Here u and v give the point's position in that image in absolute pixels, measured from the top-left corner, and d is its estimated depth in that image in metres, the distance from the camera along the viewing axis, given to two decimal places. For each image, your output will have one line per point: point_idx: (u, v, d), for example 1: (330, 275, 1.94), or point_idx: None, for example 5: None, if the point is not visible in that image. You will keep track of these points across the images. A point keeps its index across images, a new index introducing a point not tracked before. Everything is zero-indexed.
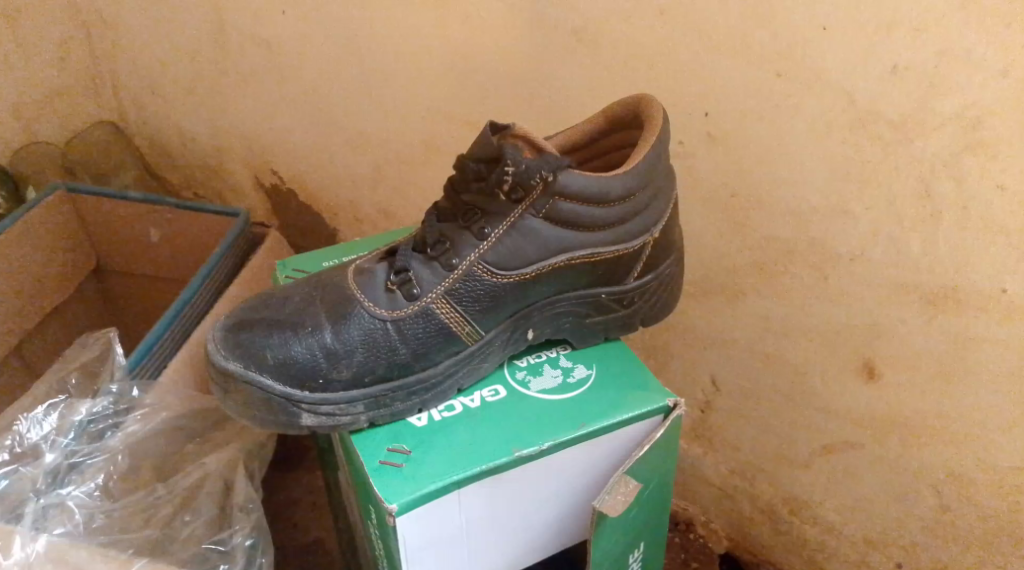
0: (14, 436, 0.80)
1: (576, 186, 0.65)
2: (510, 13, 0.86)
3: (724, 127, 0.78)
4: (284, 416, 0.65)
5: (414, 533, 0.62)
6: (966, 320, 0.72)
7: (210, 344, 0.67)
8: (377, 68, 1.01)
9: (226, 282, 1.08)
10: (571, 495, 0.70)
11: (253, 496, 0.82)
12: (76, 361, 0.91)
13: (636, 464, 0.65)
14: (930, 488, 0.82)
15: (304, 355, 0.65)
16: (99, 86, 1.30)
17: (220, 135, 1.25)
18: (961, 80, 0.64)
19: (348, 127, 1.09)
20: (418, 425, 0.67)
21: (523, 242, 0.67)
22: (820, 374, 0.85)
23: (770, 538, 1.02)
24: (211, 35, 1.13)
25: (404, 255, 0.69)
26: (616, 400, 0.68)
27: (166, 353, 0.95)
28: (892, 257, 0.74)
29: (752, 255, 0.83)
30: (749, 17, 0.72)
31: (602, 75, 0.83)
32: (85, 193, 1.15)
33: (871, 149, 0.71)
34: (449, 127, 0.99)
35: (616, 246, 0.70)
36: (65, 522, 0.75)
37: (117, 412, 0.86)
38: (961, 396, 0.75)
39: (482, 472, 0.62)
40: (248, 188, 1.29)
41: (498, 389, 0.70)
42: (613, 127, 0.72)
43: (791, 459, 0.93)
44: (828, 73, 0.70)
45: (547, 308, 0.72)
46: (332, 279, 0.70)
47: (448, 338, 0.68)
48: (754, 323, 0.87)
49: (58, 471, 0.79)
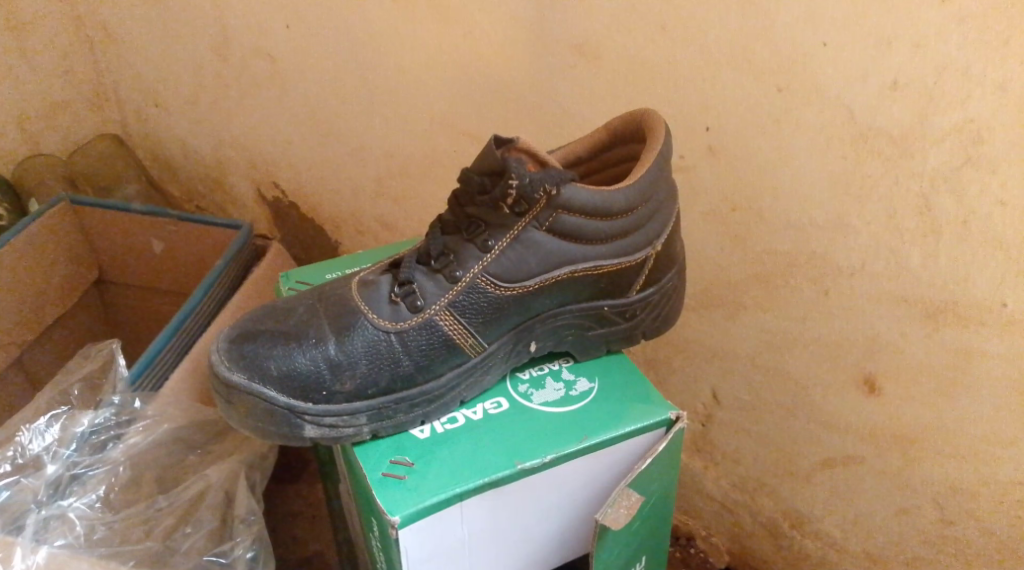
0: (16, 447, 0.80)
1: (578, 199, 0.66)
2: (512, 28, 0.87)
3: (724, 141, 0.79)
4: (287, 428, 0.66)
5: (416, 545, 0.62)
6: (967, 333, 0.72)
7: (214, 355, 0.67)
8: (380, 81, 1.01)
9: (228, 294, 1.08)
10: (574, 508, 0.70)
11: (254, 508, 0.81)
12: (79, 372, 0.90)
13: (638, 477, 0.65)
14: (932, 503, 0.81)
15: (308, 366, 0.66)
16: (102, 99, 1.31)
17: (223, 147, 1.25)
18: (960, 96, 0.65)
19: (350, 140, 1.10)
20: (420, 437, 0.67)
21: (527, 255, 0.68)
22: (821, 387, 0.85)
23: (771, 552, 1.02)
24: (214, 49, 1.14)
25: (408, 267, 0.69)
26: (618, 413, 0.68)
27: (167, 364, 0.95)
28: (893, 271, 0.74)
29: (752, 268, 0.83)
30: (749, 33, 0.73)
31: (603, 89, 0.84)
32: (87, 205, 1.15)
33: (871, 163, 0.71)
34: (451, 140, 1.00)
35: (619, 259, 0.71)
36: (65, 534, 0.75)
37: (118, 423, 0.86)
38: (962, 410, 0.75)
39: (484, 484, 0.62)
40: (249, 201, 1.29)
41: (501, 402, 0.71)
42: (615, 141, 0.73)
43: (792, 473, 0.93)
44: (827, 88, 0.71)
45: (550, 320, 0.72)
46: (335, 291, 0.71)
47: (451, 350, 0.68)
48: (754, 336, 0.87)
49: (59, 483, 0.79)
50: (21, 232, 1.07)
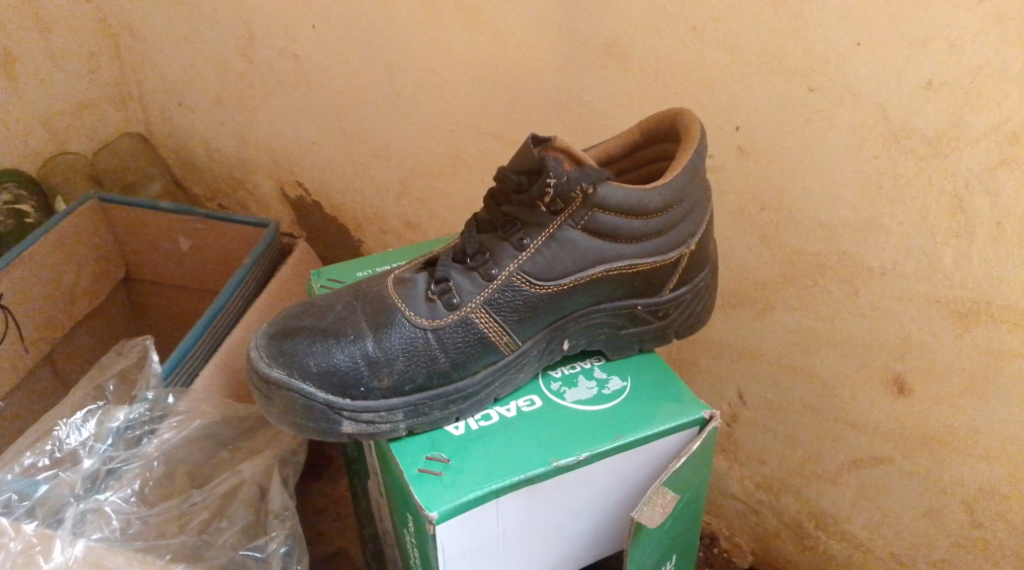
0: (54, 441, 0.83)
1: (615, 198, 0.66)
2: (541, 28, 0.87)
3: (755, 141, 0.79)
4: (325, 423, 0.66)
5: (451, 542, 0.62)
6: (1000, 335, 0.72)
7: (254, 351, 0.68)
8: (406, 81, 1.02)
9: (257, 291, 1.09)
10: (607, 506, 0.70)
11: (288, 503, 0.81)
12: (113, 368, 0.93)
13: (673, 476, 0.65)
14: (961, 505, 0.81)
15: (346, 363, 0.66)
16: (126, 99, 1.32)
17: (247, 146, 1.26)
18: (997, 95, 0.65)
19: (376, 140, 1.10)
20: (455, 434, 0.67)
21: (562, 253, 0.68)
22: (849, 388, 0.85)
23: (796, 552, 1.02)
24: (240, 49, 1.14)
25: (444, 265, 0.70)
26: (651, 412, 0.69)
27: (196, 361, 0.96)
28: (924, 273, 0.74)
29: (781, 268, 0.84)
30: (781, 32, 0.73)
31: (632, 89, 0.84)
32: (116, 203, 1.16)
33: (904, 163, 0.71)
34: (478, 141, 1.00)
35: (653, 257, 0.71)
36: (101, 528, 0.76)
37: (152, 418, 0.87)
38: (991, 411, 0.75)
39: (520, 481, 0.63)
40: (273, 200, 1.30)
41: (534, 399, 0.71)
42: (648, 140, 0.73)
43: (819, 474, 0.93)
44: (859, 88, 0.71)
45: (583, 318, 0.72)
46: (372, 289, 0.71)
47: (486, 348, 0.69)
48: (782, 336, 0.87)
49: (95, 476, 0.81)
50: (52, 229, 1.08)
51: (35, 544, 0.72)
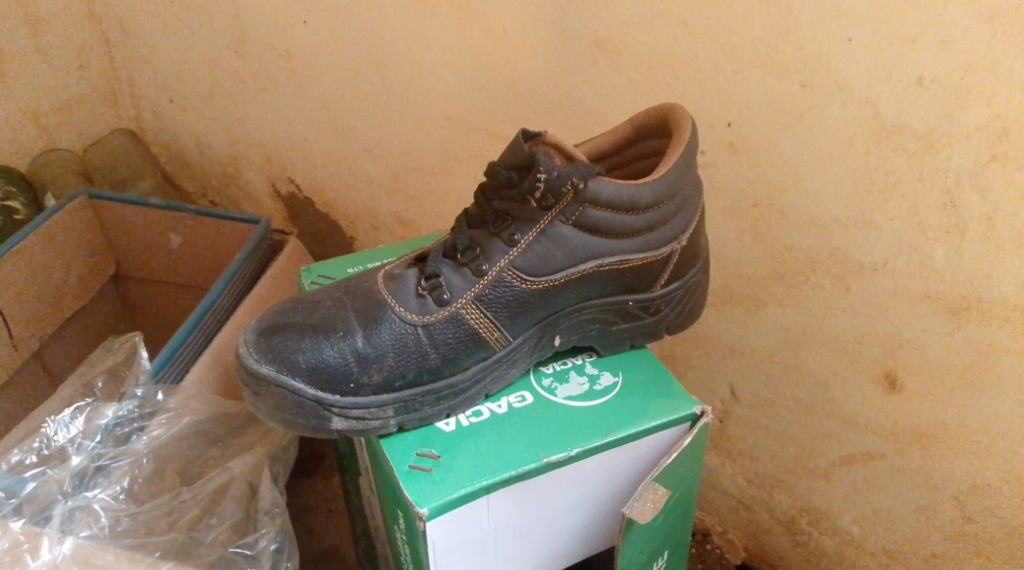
0: (42, 438, 0.82)
1: (606, 193, 0.66)
2: (533, 24, 0.87)
3: (747, 137, 0.79)
4: (315, 420, 0.66)
5: (442, 538, 0.62)
6: (991, 331, 0.72)
7: (243, 347, 0.68)
8: (398, 76, 1.01)
9: (247, 287, 1.08)
10: (598, 502, 0.70)
11: (279, 500, 0.81)
12: (103, 365, 0.92)
13: (663, 472, 0.65)
14: (953, 501, 0.81)
15: (336, 359, 0.66)
16: (117, 95, 1.32)
17: (239, 143, 1.25)
18: (990, 91, 0.65)
19: (368, 136, 1.10)
20: (446, 430, 0.67)
21: (553, 248, 0.68)
22: (841, 384, 0.85)
23: (789, 549, 1.02)
24: (232, 45, 1.14)
25: (435, 260, 0.69)
26: (643, 407, 0.68)
27: (187, 358, 0.95)
28: (915, 269, 0.74)
29: (773, 265, 0.83)
30: (773, 28, 0.73)
31: (624, 85, 0.84)
32: (106, 200, 1.16)
33: (896, 160, 0.71)
34: (470, 137, 1.00)
35: (644, 253, 0.71)
36: (90, 525, 0.76)
37: (142, 415, 0.87)
38: (983, 407, 0.75)
39: (511, 477, 0.63)
40: (264, 196, 1.29)
41: (526, 395, 0.71)
42: (640, 136, 0.73)
43: (811, 470, 0.93)
44: (852, 84, 0.71)
45: (574, 314, 0.72)
46: (362, 285, 0.71)
47: (476, 343, 0.69)
48: (774, 332, 0.87)
49: (84, 474, 0.80)
50: (42, 226, 1.07)
51: (23, 542, 0.71)
